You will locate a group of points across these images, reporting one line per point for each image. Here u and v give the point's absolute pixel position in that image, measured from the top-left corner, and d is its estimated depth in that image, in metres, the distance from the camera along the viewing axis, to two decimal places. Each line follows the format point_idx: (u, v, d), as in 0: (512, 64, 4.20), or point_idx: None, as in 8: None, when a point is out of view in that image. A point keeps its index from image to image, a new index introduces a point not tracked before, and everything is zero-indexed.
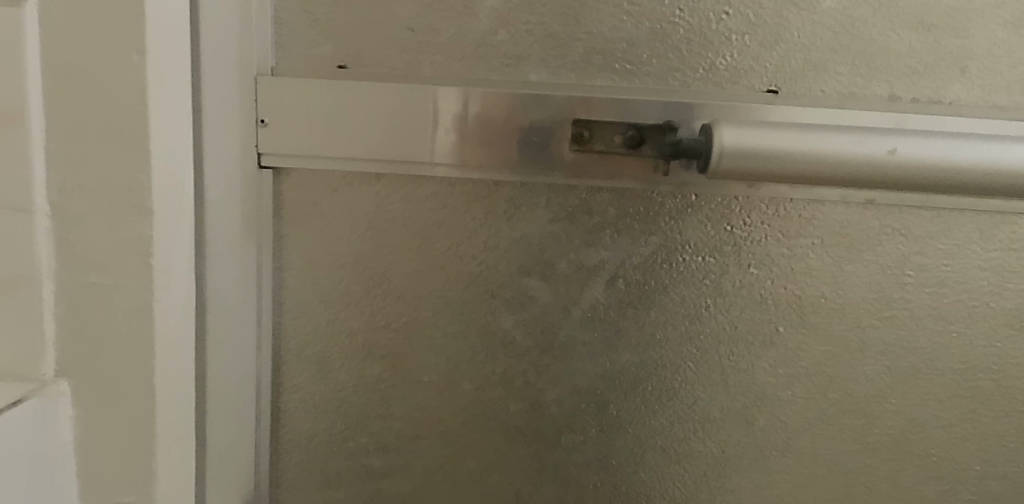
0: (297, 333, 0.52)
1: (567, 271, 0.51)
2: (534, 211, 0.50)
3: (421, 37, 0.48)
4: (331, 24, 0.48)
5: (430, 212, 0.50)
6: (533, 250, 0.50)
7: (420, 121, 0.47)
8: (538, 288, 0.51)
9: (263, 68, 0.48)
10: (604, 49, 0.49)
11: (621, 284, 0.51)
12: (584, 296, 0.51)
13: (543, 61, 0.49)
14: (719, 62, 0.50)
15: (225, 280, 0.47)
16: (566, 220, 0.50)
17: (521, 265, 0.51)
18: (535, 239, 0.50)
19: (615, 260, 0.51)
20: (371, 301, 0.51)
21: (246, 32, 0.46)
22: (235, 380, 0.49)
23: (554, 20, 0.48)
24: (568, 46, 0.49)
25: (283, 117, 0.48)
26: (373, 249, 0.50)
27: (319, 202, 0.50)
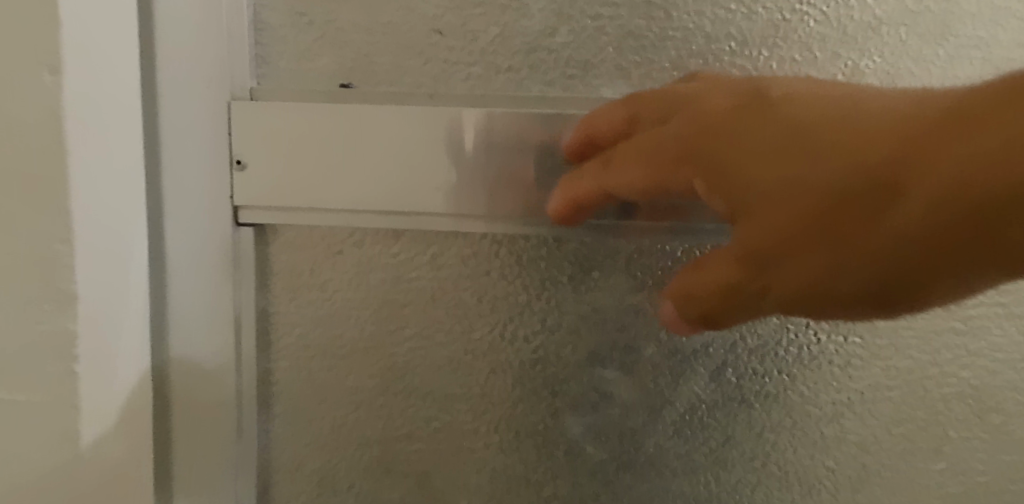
0: (291, 446, 0.39)
1: (654, 358, 0.37)
2: (611, 278, 0.36)
3: (452, 42, 0.35)
4: (332, 27, 0.35)
5: (468, 280, 0.36)
6: (608, 330, 0.37)
7: (446, 159, 0.33)
8: (615, 381, 0.37)
9: (240, 91, 0.34)
10: (704, 51, 0.35)
11: (730, 376, 0.37)
12: (679, 394, 0.37)
13: (620, 69, 0.35)
14: (864, 64, 0.35)
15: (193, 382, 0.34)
16: (655, 289, 0.36)
17: (592, 351, 0.37)
18: (611, 314, 0.36)
19: (722, 343, 0.36)
20: (390, 401, 0.38)
21: (206, 46, 0.34)
22: None
23: (635, 13, 0.35)
24: (654, 48, 0.35)
25: (265, 157, 0.34)
26: (392, 331, 0.37)
27: (319, 269, 0.37)
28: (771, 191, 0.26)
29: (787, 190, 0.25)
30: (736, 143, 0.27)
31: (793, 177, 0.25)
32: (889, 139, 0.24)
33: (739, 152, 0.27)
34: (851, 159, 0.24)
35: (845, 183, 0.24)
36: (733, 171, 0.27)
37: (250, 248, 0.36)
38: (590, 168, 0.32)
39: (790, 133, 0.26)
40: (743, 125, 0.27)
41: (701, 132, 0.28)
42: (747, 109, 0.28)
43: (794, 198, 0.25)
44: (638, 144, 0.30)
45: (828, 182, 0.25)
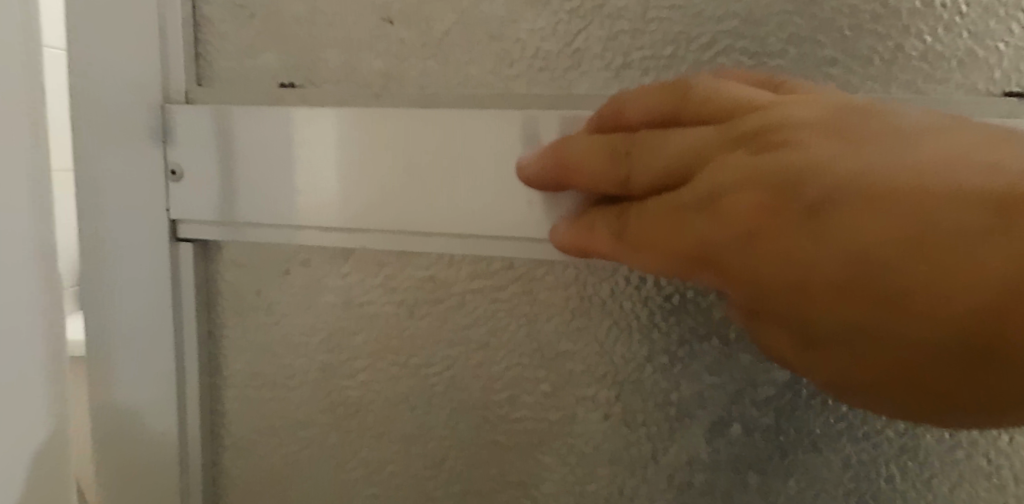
0: (242, 482, 0.35)
1: (639, 411, 0.30)
2: (589, 316, 0.30)
3: (401, 33, 0.30)
4: (273, 24, 0.31)
5: (425, 304, 0.31)
6: (585, 373, 0.30)
7: (388, 168, 0.29)
8: (593, 438, 0.30)
9: (176, 94, 0.32)
10: (701, 31, 0.26)
11: (738, 436, 0.29)
12: (673, 451, 0.30)
13: (600, 57, 0.27)
14: (910, 45, 0.25)
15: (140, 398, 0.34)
16: (643, 323, 0.29)
17: (566, 398, 0.30)
18: (588, 354, 0.30)
19: (730, 393, 0.29)
20: (343, 439, 0.34)
21: (139, 44, 0.31)
22: None
23: None
24: (639, 32, 0.27)
25: (199, 166, 0.31)
26: (343, 361, 0.33)
27: (264, 290, 0.33)
28: (843, 324, 0.19)
29: (864, 323, 0.19)
30: (783, 256, 0.20)
31: (868, 310, 0.19)
32: (999, 257, 0.17)
33: (788, 267, 0.20)
34: (946, 290, 0.17)
35: (944, 324, 0.18)
36: (783, 291, 0.20)
37: (190, 266, 0.33)
38: (598, 232, 0.26)
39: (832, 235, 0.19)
40: (787, 224, 0.20)
41: (734, 232, 0.21)
42: (787, 194, 0.20)
43: (871, 332, 0.19)
44: (654, 232, 0.23)
45: (922, 318, 0.18)
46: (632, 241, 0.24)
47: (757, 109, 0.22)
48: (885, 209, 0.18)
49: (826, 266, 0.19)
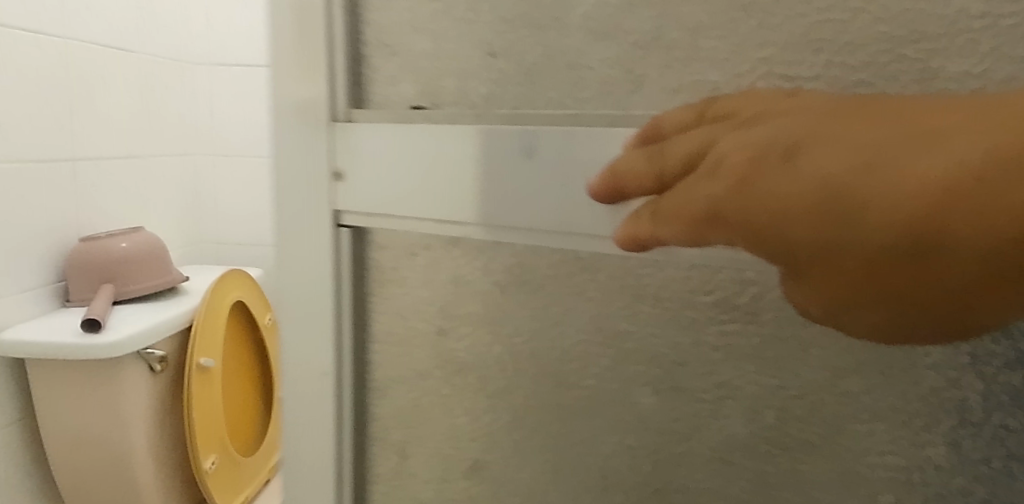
0: (382, 414, 0.45)
1: (684, 391, 0.33)
2: (642, 306, 0.34)
3: (501, 62, 0.38)
4: (410, 59, 0.41)
5: (514, 286, 0.39)
6: (637, 352, 0.35)
7: (481, 174, 0.37)
8: (645, 409, 0.35)
9: (340, 115, 0.43)
10: (744, 54, 0.29)
11: (772, 426, 0.31)
12: (712, 431, 0.33)
13: (657, 82, 0.32)
14: (942, 63, 0.26)
15: (310, 342, 0.45)
16: (686, 314, 0.32)
17: (622, 372, 0.35)
18: (641, 336, 0.34)
19: (763, 385, 0.31)
20: (454, 388, 0.42)
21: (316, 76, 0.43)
22: (321, 451, 0.46)
23: (671, 20, 0.31)
24: (689, 58, 0.31)
25: (355, 171, 0.42)
26: (453, 325, 0.42)
27: (398, 264, 0.43)
28: (820, 236, 0.23)
29: (837, 225, 0.22)
30: (766, 197, 0.24)
31: (834, 230, 0.22)
32: (935, 159, 0.20)
33: (775, 203, 0.24)
34: (887, 201, 0.21)
35: (891, 231, 0.21)
36: (770, 227, 0.24)
37: (348, 244, 0.44)
38: (641, 219, 0.30)
39: (800, 174, 0.23)
40: (769, 173, 0.24)
41: (731, 186, 0.25)
42: (774, 138, 0.25)
43: (840, 250, 0.22)
44: (674, 201, 0.28)
45: (876, 212, 0.21)
46: (659, 217, 0.29)
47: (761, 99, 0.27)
48: (840, 137, 0.23)
49: (797, 200, 0.23)
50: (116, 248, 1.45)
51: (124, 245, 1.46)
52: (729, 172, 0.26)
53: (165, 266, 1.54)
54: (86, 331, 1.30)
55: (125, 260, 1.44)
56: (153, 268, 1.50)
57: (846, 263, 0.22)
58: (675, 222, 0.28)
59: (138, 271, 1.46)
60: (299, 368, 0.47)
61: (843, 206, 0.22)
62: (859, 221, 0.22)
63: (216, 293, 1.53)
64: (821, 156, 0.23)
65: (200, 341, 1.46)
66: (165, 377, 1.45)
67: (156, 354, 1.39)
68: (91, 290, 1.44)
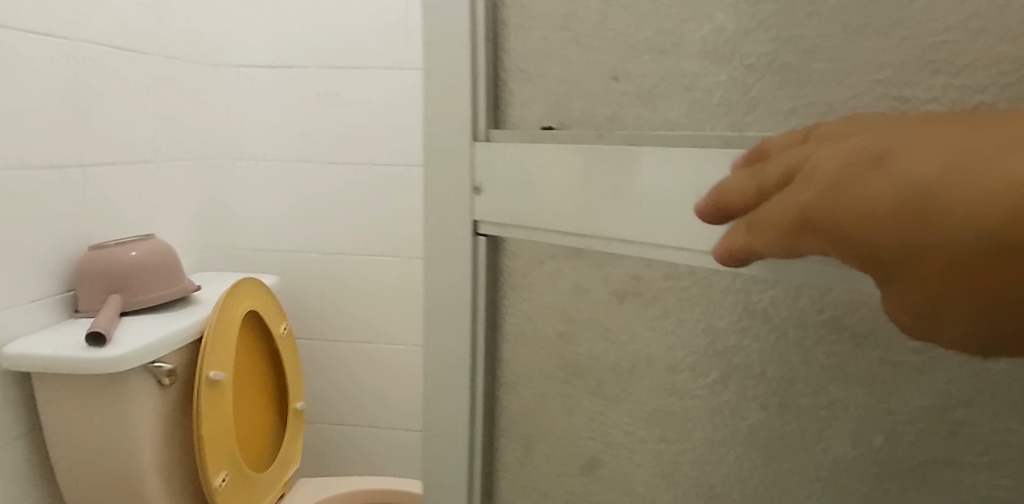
0: (512, 407, 0.50)
1: (793, 408, 0.33)
2: (752, 322, 0.35)
3: (625, 86, 0.41)
4: (545, 85, 0.46)
5: (628, 296, 0.41)
6: (746, 365, 0.36)
7: (598, 191, 0.40)
8: (755, 422, 0.35)
9: (483, 135, 0.48)
10: (857, 77, 0.29)
11: (881, 453, 0.30)
12: (818, 451, 0.33)
13: (769, 104, 0.33)
14: None
15: (447, 336, 0.51)
16: (794, 334, 0.33)
17: (732, 382, 0.36)
18: (751, 350, 0.35)
19: (871, 409, 0.30)
20: (573, 389, 0.46)
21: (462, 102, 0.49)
22: (456, 436, 0.52)
23: (786, 45, 0.32)
24: (801, 81, 0.31)
25: (492, 185, 0.47)
26: (573, 330, 0.45)
27: (527, 271, 0.47)
28: (902, 238, 0.22)
29: (921, 227, 0.22)
30: (851, 199, 0.24)
31: (916, 231, 0.22)
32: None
33: (861, 205, 0.24)
34: (973, 198, 0.20)
35: (975, 228, 0.20)
36: (854, 230, 0.24)
37: (484, 251, 0.49)
38: (737, 232, 0.31)
39: (887, 177, 0.23)
40: (855, 178, 0.24)
41: (820, 190, 0.26)
42: (867, 147, 0.25)
43: (922, 252, 0.22)
44: (767, 210, 0.29)
45: (963, 211, 0.21)
46: (754, 227, 0.30)
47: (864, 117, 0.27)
48: (930, 140, 0.23)
49: (882, 202, 0.23)
50: (126, 257, 1.29)
51: (133, 252, 1.30)
52: (823, 178, 0.26)
53: (178, 271, 1.38)
54: (92, 345, 1.14)
55: (134, 270, 1.28)
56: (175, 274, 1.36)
57: (931, 265, 0.21)
58: (768, 230, 0.29)
59: (152, 277, 1.31)
60: (437, 359, 0.53)
61: (928, 208, 0.22)
62: (942, 222, 0.21)
63: (230, 300, 1.39)
64: (911, 159, 0.23)
65: (220, 347, 1.32)
66: (176, 390, 1.27)
67: (164, 368, 1.21)
68: (98, 301, 1.27)
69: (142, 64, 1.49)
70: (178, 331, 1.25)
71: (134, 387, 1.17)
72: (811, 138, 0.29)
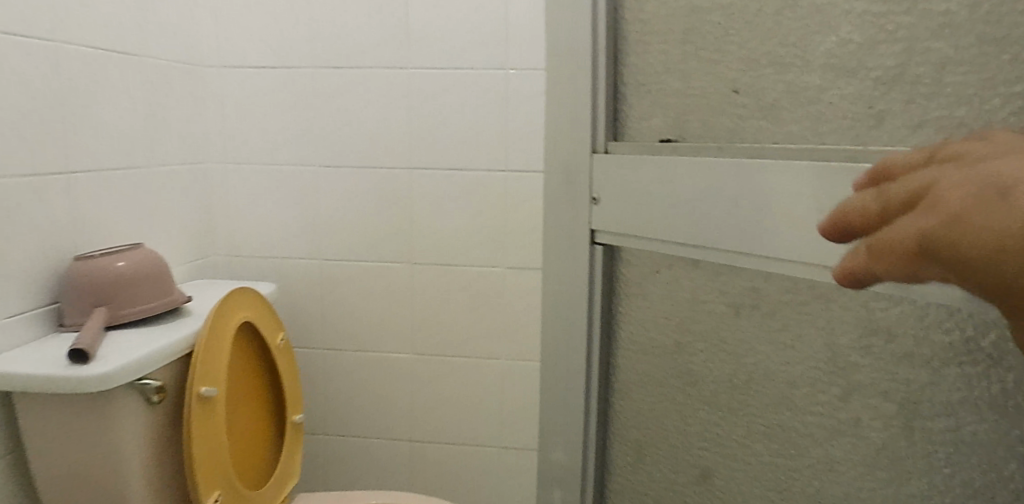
0: (627, 413, 0.52)
1: (914, 433, 0.33)
2: (876, 341, 0.34)
3: (744, 99, 0.42)
4: (662, 98, 0.48)
5: (742, 309, 0.42)
6: (868, 388, 0.35)
7: (715, 202, 0.40)
8: (873, 444, 0.35)
9: (600, 144, 0.51)
10: (993, 91, 0.29)
11: (1009, 484, 0.29)
12: (938, 478, 0.32)
13: (896, 118, 0.32)
14: None
15: (562, 334, 0.54)
16: (922, 354, 0.32)
17: (851, 405, 0.36)
18: (876, 376, 0.34)
19: (1003, 437, 0.29)
20: (687, 400, 0.47)
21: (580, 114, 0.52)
22: (570, 434, 0.54)
23: (914, 56, 0.32)
24: (933, 94, 0.31)
25: (609, 195, 0.49)
26: (688, 341, 0.46)
27: (644, 279, 0.49)
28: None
29: None
30: (974, 225, 0.24)
31: None
32: None
33: (982, 232, 0.23)
34: None
35: None
36: (976, 255, 0.24)
37: (599, 260, 0.51)
38: (858, 253, 0.31)
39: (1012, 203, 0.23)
40: (976, 205, 0.24)
41: (942, 217, 0.26)
42: (996, 173, 0.24)
43: None
44: (886, 233, 0.29)
45: None
46: (874, 249, 0.30)
47: (996, 139, 0.26)
48: None
49: (1000, 231, 0.23)
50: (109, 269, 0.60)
51: (123, 261, 0.61)
52: (955, 198, 0.25)
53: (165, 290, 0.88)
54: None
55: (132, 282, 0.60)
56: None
57: None
58: (889, 247, 0.29)
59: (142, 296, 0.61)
60: (551, 358, 0.56)
61: None
62: None
63: (228, 299, 0.66)
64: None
65: (212, 360, 0.61)
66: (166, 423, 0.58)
67: (157, 386, 0.56)
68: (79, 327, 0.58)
69: (130, 72, 0.70)
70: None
71: (112, 415, 0.54)
72: (938, 160, 0.28)
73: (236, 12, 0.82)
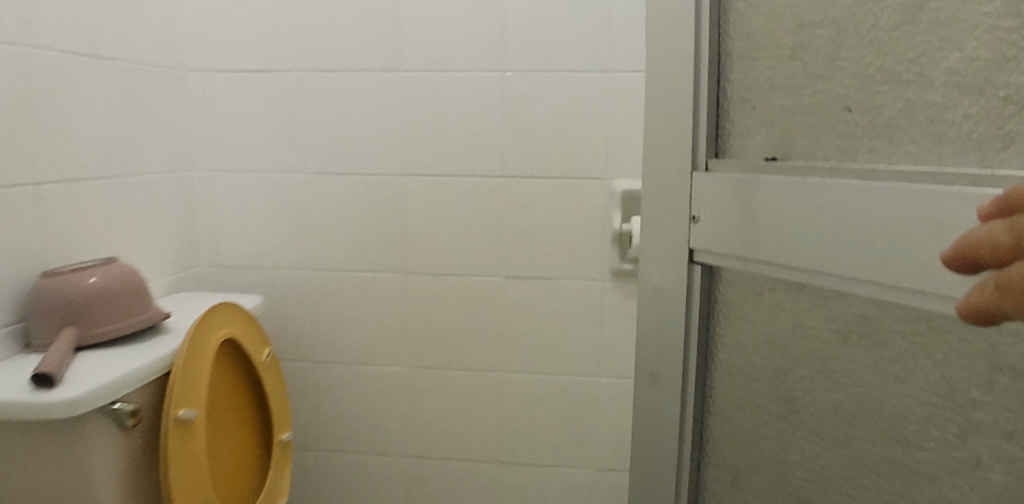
0: (725, 435, 0.53)
1: None
2: (1000, 377, 0.34)
3: (857, 117, 0.42)
4: (771, 115, 0.49)
5: (846, 337, 0.42)
6: (988, 427, 0.35)
7: (820, 227, 0.40)
8: (993, 482, 0.35)
9: (700, 163, 0.52)
10: None
11: None
12: None
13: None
14: None
15: (662, 347, 0.55)
16: None
17: (969, 442, 0.36)
18: (993, 414, 0.35)
19: None
20: (790, 425, 0.48)
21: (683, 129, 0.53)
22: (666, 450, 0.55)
23: None
24: None
25: (709, 215, 0.50)
26: (791, 366, 0.47)
27: (745, 301, 0.50)
28: None
29: None
30: None
31: None
32: None
33: None
34: None
35: None
36: None
37: (698, 280, 0.52)
38: (987, 290, 0.29)
39: None
40: None
41: None
42: None
43: None
44: None
45: None
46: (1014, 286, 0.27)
47: None
48: None
49: None
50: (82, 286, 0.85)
51: None
52: None
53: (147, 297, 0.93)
54: (38, 388, 0.74)
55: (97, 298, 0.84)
56: (126, 308, 0.88)
57: None
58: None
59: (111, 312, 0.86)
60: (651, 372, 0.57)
61: None
62: None
63: None
64: None
65: None
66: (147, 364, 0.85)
67: None
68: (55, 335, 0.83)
69: None
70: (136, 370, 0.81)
71: None
72: None
73: (216, 72, 1.23)
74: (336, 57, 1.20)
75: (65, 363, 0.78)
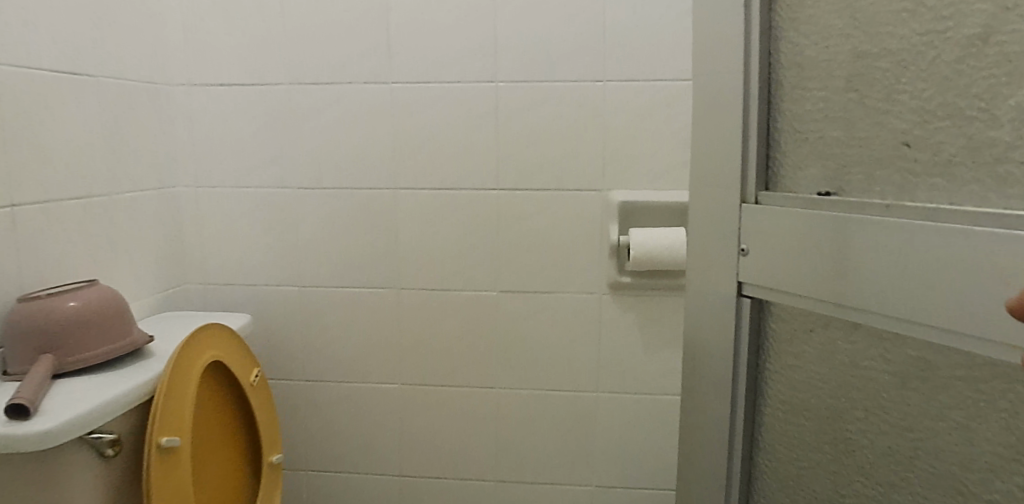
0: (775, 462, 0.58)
1: None
2: None
3: (914, 150, 0.44)
4: (826, 150, 0.51)
5: (895, 376, 0.46)
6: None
7: (866, 268, 0.44)
8: None
9: (750, 197, 0.55)
10: None
11: None
12: None
13: None
14: None
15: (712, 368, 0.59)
16: None
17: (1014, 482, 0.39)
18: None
19: None
20: (840, 460, 0.52)
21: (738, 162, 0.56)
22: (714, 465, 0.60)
23: None
24: None
25: (760, 248, 0.54)
26: (840, 403, 0.51)
27: (795, 339, 0.54)
28: None
29: None
30: None
31: None
32: None
33: None
34: None
35: None
36: None
37: (747, 313, 0.56)
38: None
39: None
40: None
41: None
42: None
43: None
44: None
45: None
46: None
47: None
48: None
49: None
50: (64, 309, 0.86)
51: None
52: None
53: (130, 320, 0.96)
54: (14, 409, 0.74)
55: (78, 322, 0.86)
56: (119, 329, 0.92)
57: None
58: None
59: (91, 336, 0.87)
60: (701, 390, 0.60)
61: None
62: None
63: None
64: None
65: None
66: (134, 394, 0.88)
67: None
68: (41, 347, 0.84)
69: None
70: (123, 396, 0.85)
71: None
72: None
73: (205, 83, 1.28)
74: (324, 66, 1.25)
75: (41, 391, 0.79)
